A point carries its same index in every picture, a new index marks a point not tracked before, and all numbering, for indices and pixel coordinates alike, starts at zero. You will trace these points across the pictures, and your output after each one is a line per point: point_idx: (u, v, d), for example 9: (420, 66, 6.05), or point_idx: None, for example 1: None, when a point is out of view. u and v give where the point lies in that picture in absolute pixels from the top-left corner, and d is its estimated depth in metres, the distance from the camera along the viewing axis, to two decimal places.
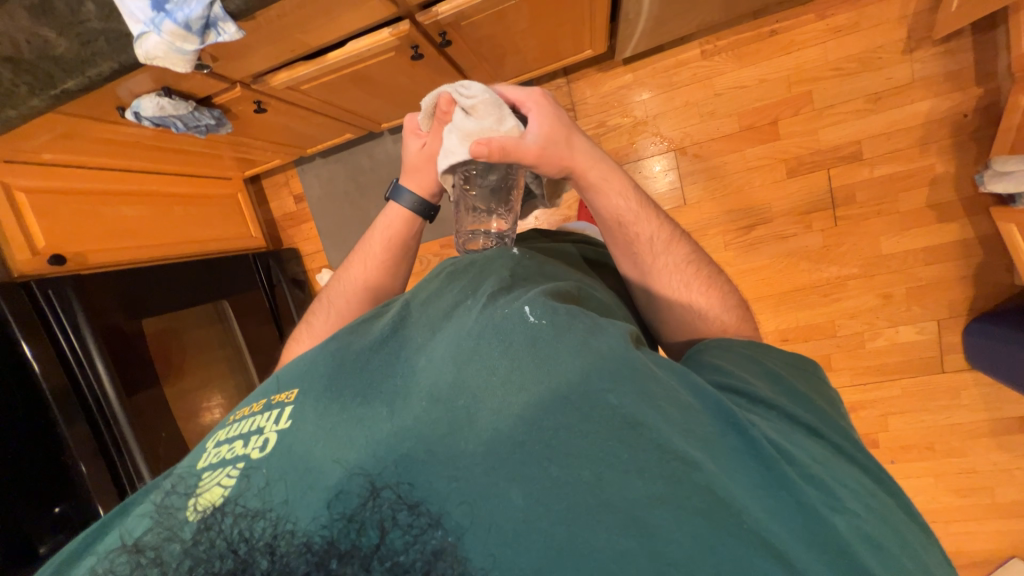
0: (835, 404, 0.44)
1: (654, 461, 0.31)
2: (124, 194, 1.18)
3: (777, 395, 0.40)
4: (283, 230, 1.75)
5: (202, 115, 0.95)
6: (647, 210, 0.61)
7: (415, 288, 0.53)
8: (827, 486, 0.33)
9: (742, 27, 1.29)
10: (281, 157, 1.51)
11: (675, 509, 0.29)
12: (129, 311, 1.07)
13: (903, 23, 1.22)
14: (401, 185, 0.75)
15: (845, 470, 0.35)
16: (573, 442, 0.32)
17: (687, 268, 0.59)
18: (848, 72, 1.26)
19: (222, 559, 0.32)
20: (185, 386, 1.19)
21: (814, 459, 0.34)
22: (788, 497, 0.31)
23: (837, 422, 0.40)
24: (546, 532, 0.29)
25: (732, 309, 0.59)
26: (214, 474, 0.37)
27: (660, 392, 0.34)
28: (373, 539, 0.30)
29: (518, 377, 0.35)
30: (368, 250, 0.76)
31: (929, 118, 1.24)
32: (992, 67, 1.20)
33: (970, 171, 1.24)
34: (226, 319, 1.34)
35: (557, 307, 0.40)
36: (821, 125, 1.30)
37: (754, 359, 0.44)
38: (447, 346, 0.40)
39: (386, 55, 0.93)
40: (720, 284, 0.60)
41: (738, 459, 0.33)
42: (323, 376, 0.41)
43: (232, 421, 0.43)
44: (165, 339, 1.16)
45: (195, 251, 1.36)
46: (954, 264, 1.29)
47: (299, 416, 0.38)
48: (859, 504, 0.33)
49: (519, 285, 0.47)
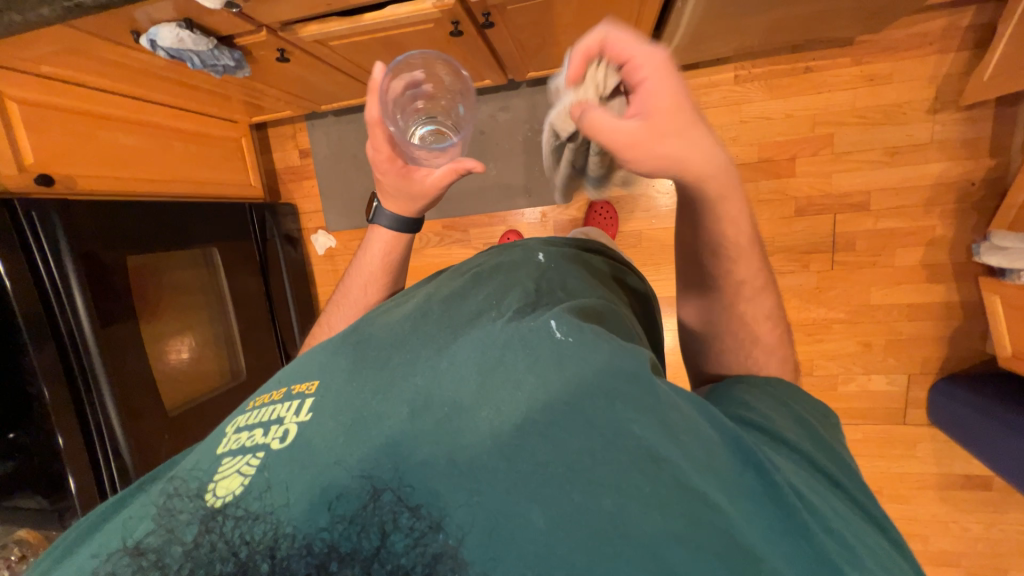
0: (839, 437, 0.45)
1: (674, 497, 0.32)
2: (123, 121, 1.12)
3: (796, 437, 0.41)
4: (283, 184, 1.69)
5: (222, 55, 0.90)
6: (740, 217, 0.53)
7: (439, 287, 0.57)
8: (842, 537, 0.34)
9: (778, 58, 1.29)
10: (293, 109, 1.45)
11: (692, 547, 0.30)
12: (114, 243, 1.02)
13: (932, 83, 1.24)
14: (381, 206, 0.75)
15: (856, 521, 0.36)
16: (594, 468, 0.33)
17: (762, 320, 0.58)
18: (872, 122, 1.28)
19: (223, 561, 0.33)
20: (162, 328, 1.15)
21: (827, 506, 0.36)
22: (804, 542, 0.33)
23: (850, 465, 0.41)
24: (565, 559, 0.30)
25: (774, 335, 0.59)
26: (234, 462, 0.38)
27: (683, 427, 0.36)
28: (374, 542, 0.32)
29: (542, 394, 0.37)
30: (360, 273, 0.75)
31: (939, 180, 1.27)
32: (1007, 141, 1.23)
33: (966, 238, 1.29)
34: (212, 265, 1.30)
35: (583, 327, 0.42)
36: (837, 169, 1.32)
37: (779, 399, 0.45)
38: (473, 352, 0.41)
39: (424, 25, 0.90)
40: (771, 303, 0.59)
41: (755, 502, 0.34)
42: (347, 369, 0.43)
43: (253, 408, 0.44)
44: (144, 277, 1.11)
45: (190, 191, 1.30)
46: (935, 324, 1.34)
47: (319, 409, 0.39)
48: (876, 563, 0.34)
49: (544, 300, 0.50)
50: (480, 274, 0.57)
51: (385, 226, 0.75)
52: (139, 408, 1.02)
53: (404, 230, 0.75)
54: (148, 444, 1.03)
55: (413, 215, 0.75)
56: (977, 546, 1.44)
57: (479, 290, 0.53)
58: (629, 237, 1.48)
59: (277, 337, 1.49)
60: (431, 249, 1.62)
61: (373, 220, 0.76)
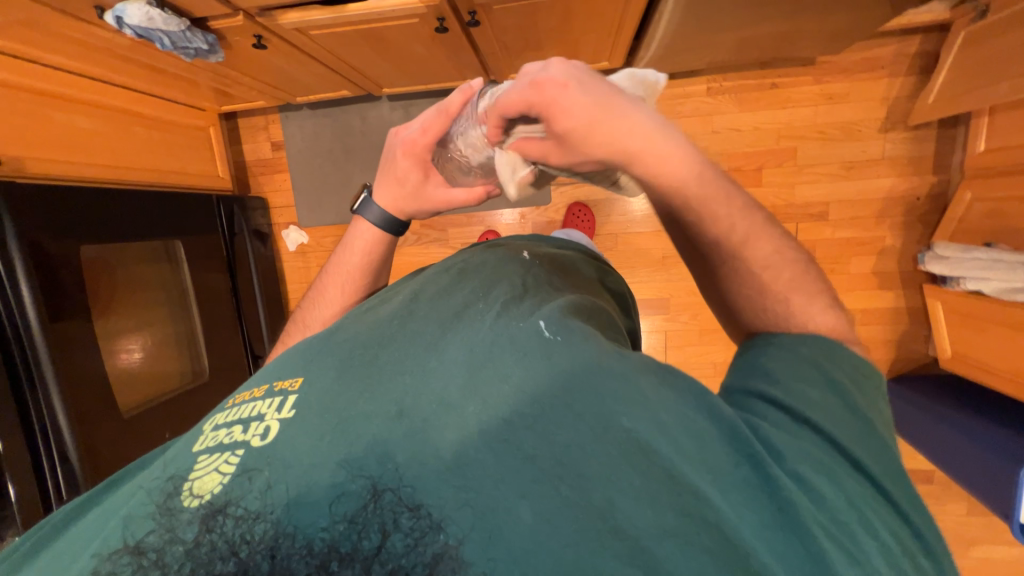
0: (888, 422, 0.42)
1: (665, 491, 0.32)
2: (79, 102, 1.05)
3: (820, 417, 0.39)
4: (253, 176, 1.63)
5: (194, 37, 0.86)
6: (730, 188, 0.50)
7: (424, 283, 0.56)
8: (846, 529, 0.33)
9: (747, 74, 1.36)
10: (266, 99, 1.40)
11: (682, 543, 0.31)
12: (65, 231, 0.95)
13: (884, 104, 1.33)
14: (369, 199, 0.71)
15: (872, 511, 0.35)
16: (585, 462, 0.33)
17: (803, 288, 0.50)
18: (831, 137, 1.36)
19: (223, 560, 0.31)
20: (119, 323, 1.08)
21: (837, 497, 0.35)
22: (798, 541, 0.32)
23: (875, 441, 0.39)
24: (558, 553, 0.31)
25: (820, 310, 0.49)
26: (213, 460, 0.38)
27: (673, 418, 0.36)
28: (375, 542, 0.31)
29: (529, 389, 0.37)
30: (339, 271, 0.72)
31: (889, 194, 1.37)
32: (948, 160, 1.34)
33: (912, 248, 1.39)
34: (175, 259, 1.24)
35: (571, 325, 0.43)
36: (799, 180, 1.39)
37: (813, 365, 0.42)
38: (462, 352, 0.42)
39: (409, 20, 0.89)
40: (806, 278, 0.50)
41: (750, 493, 0.34)
42: (333, 368, 0.43)
43: (232, 406, 0.44)
44: (98, 271, 1.03)
45: (150, 180, 1.24)
46: (884, 328, 1.44)
47: (301, 406, 0.40)
48: (880, 555, 0.33)
49: (530, 296, 0.51)
50: (464, 269, 0.57)
51: (372, 223, 0.71)
52: (90, 409, 0.95)
53: (387, 232, 0.71)
54: (97, 449, 0.97)
55: (402, 218, 0.71)
56: None
57: (465, 285, 0.53)
58: (605, 240, 1.51)
59: (243, 336, 1.43)
60: (408, 247, 1.60)
61: (357, 212, 0.72)
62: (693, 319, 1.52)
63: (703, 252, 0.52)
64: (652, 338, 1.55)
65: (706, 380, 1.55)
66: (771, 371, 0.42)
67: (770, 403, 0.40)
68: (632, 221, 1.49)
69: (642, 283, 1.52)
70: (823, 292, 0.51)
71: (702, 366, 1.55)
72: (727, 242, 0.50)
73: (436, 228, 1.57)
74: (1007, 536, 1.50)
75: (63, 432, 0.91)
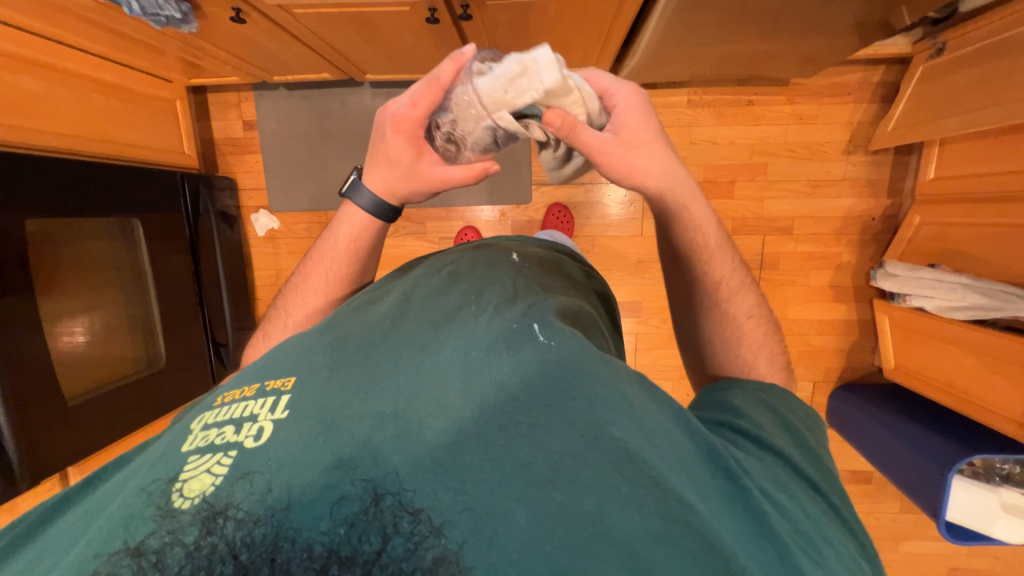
0: (825, 443, 0.50)
1: (654, 499, 0.34)
2: (30, 62, 0.97)
3: (780, 442, 0.45)
4: (222, 155, 1.55)
5: (167, 4, 0.81)
6: (730, 253, 0.64)
7: (416, 283, 0.56)
8: (810, 539, 0.37)
9: (725, 89, 1.41)
10: (240, 75, 1.33)
11: (669, 547, 0.32)
12: (9, 203, 0.88)
13: (848, 127, 1.42)
14: (360, 181, 0.68)
15: (829, 526, 0.40)
16: (577, 469, 0.34)
17: (772, 347, 0.62)
18: (799, 156, 1.44)
19: (223, 563, 0.31)
20: (64, 303, 1.00)
21: (804, 513, 0.39)
22: (768, 547, 0.35)
23: (829, 474, 0.45)
24: (549, 556, 0.31)
25: (776, 369, 0.60)
26: (203, 461, 0.36)
27: (660, 432, 0.37)
28: (375, 546, 0.31)
29: (523, 393, 0.38)
30: (325, 259, 0.70)
31: (848, 214, 1.46)
32: (900, 185, 1.44)
33: (865, 265, 1.49)
34: (131, 237, 1.16)
35: (566, 329, 0.43)
36: (768, 195, 1.46)
37: (768, 406, 0.50)
38: (458, 353, 0.43)
39: (399, 7, 0.87)
40: (772, 341, 0.62)
41: (726, 504, 0.37)
42: (324, 365, 0.43)
43: (222, 405, 0.43)
44: (43, 248, 0.96)
45: (107, 152, 1.15)
46: (838, 338, 1.53)
47: (295, 405, 0.39)
48: (841, 565, 0.37)
49: (523, 297, 0.51)
50: (456, 271, 0.56)
51: (363, 209, 0.68)
52: (30, 399, 0.88)
53: (380, 218, 0.69)
54: (36, 438, 0.89)
55: (394, 203, 0.68)
56: None
57: (459, 287, 0.53)
58: (583, 242, 1.53)
59: (205, 323, 1.36)
60: None
61: (347, 195, 0.69)
62: (663, 323, 1.57)
63: (696, 293, 0.64)
64: (624, 340, 1.58)
65: (672, 383, 1.61)
66: (736, 407, 0.49)
67: (739, 431, 0.46)
68: (610, 225, 1.52)
69: (616, 286, 1.56)
70: (783, 359, 0.63)
71: (670, 369, 1.60)
72: (716, 289, 0.62)
73: (414, 220, 1.54)
74: (933, 532, 1.63)
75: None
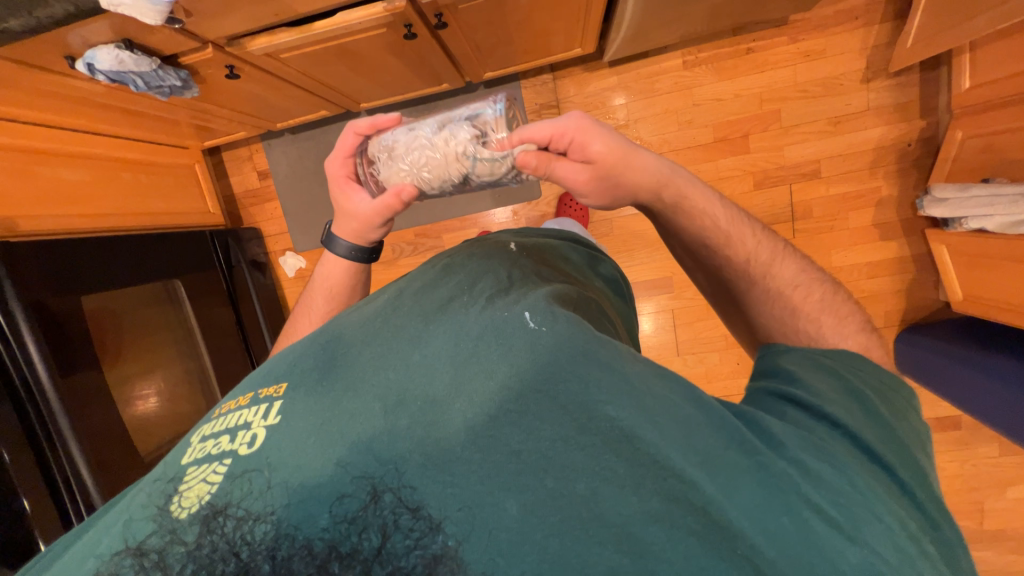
0: (912, 425, 0.46)
1: (650, 475, 0.34)
2: (63, 155, 1.07)
3: (835, 411, 0.43)
4: (244, 208, 1.63)
5: (167, 75, 0.87)
6: (749, 224, 0.63)
7: (409, 282, 0.57)
8: (847, 521, 0.35)
9: (721, 42, 1.35)
10: (247, 129, 1.40)
11: (670, 527, 0.32)
12: (62, 285, 0.95)
13: (863, 54, 1.32)
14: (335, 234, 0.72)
15: (880, 500, 0.37)
16: (569, 455, 0.34)
17: (833, 310, 0.58)
18: (813, 95, 1.35)
19: (224, 561, 0.31)
20: (129, 369, 1.08)
21: (849, 485, 0.37)
22: (791, 525, 0.33)
23: (908, 457, 0.42)
24: (541, 545, 0.31)
25: (850, 332, 0.56)
26: (201, 471, 0.37)
27: (661, 407, 0.37)
28: (375, 543, 0.31)
29: (512, 383, 0.37)
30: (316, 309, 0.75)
31: (879, 144, 1.36)
32: (934, 102, 1.32)
33: (910, 195, 1.38)
34: (176, 299, 1.23)
35: (556, 313, 0.42)
36: (787, 142, 1.38)
37: (832, 372, 0.48)
38: (446, 344, 0.42)
39: (378, 30, 0.89)
40: (835, 300, 0.59)
41: (742, 477, 0.35)
42: (312, 374, 0.43)
43: (218, 415, 0.44)
44: (103, 323, 1.03)
45: (143, 224, 1.24)
46: (893, 279, 1.42)
47: (287, 412, 0.40)
48: (888, 545, 0.35)
49: (515, 287, 0.50)
50: (450, 265, 0.57)
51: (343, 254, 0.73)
52: (111, 462, 0.95)
53: (359, 260, 0.73)
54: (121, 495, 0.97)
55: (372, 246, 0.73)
56: (955, 483, 1.53)
57: (452, 279, 0.53)
58: (600, 227, 1.50)
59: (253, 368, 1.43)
60: (405, 259, 1.60)
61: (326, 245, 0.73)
62: (698, 294, 1.51)
63: (730, 279, 0.62)
64: (661, 319, 1.54)
65: (719, 353, 1.54)
66: (794, 374, 0.47)
67: (791, 403, 0.44)
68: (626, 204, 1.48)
69: (642, 265, 1.51)
70: (853, 316, 0.58)
71: (714, 341, 1.53)
72: (755, 266, 0.60)
73: (430, 236, 1.57)
74: None
75: (87, 487, 0.91)
